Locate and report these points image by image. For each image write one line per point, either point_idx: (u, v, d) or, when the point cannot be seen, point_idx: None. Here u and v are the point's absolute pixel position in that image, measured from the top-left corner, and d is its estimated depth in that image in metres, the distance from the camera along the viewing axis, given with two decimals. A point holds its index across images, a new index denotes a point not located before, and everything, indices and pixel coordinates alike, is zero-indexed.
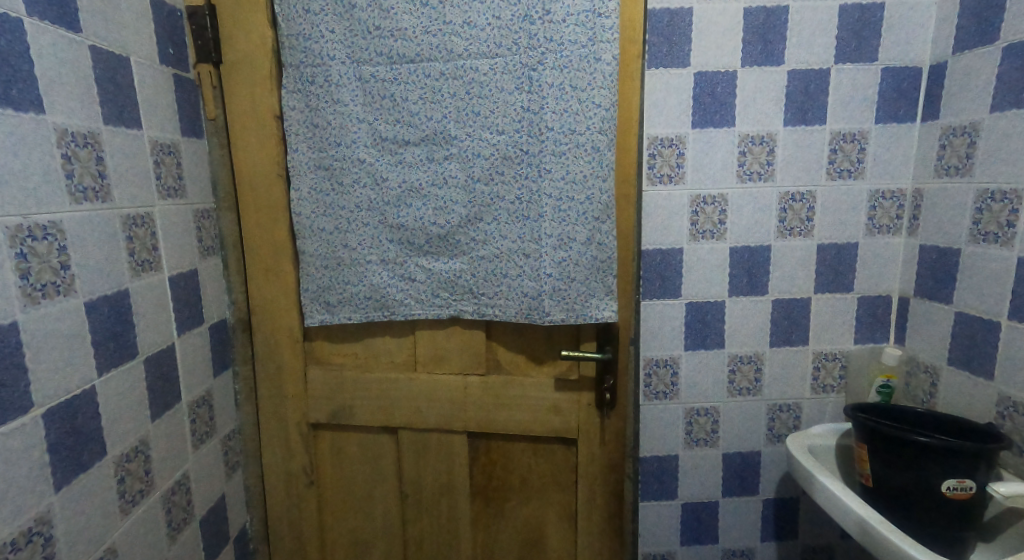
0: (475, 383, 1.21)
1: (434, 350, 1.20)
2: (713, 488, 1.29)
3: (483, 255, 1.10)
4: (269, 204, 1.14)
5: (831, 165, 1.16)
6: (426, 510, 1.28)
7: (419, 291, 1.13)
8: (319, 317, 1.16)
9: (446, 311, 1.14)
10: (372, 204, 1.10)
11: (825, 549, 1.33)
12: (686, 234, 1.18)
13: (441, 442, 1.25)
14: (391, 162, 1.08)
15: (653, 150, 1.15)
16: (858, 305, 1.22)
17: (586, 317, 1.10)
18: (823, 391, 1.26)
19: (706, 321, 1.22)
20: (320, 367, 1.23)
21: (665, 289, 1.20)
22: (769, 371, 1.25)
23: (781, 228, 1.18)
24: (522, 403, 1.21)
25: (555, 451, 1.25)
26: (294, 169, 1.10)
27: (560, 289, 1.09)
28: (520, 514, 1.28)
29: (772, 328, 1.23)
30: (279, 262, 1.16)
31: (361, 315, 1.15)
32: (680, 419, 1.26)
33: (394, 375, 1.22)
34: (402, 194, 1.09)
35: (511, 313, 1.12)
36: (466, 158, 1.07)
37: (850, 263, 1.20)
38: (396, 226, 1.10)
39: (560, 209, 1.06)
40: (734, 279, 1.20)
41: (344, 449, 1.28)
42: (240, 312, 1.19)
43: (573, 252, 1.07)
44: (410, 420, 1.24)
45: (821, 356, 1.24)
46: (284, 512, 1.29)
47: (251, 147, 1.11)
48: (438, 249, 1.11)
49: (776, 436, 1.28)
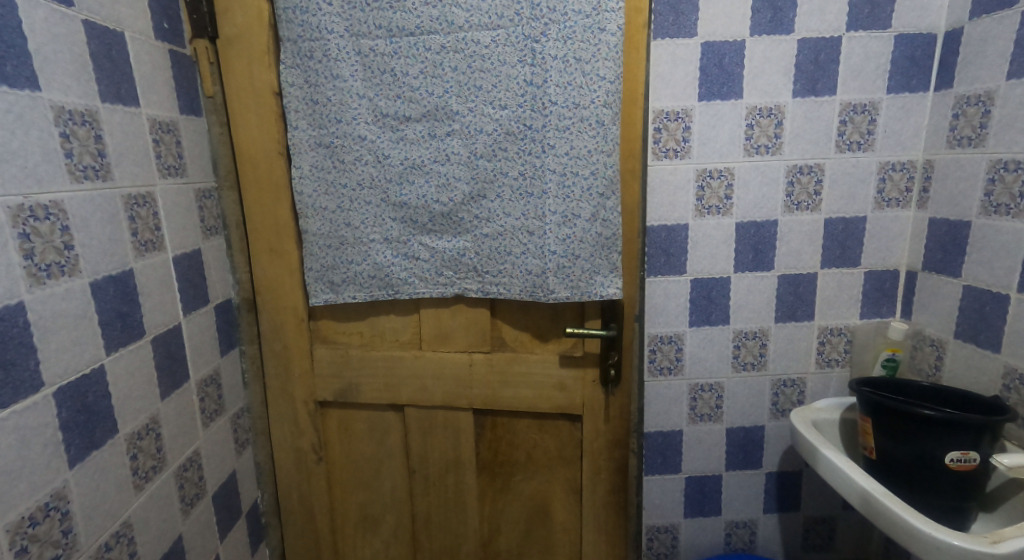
0: (481, 361, 1.21)
1: (439, 329, 1.20)
2: (718, 462, 1.32)
3: (486, 233, 1.09)
4: (271, 183, 1.13)
5: (840, 137, 1.14)
6: (434, 485, 1.30)
7: (423, 270, 1.13)
8: (323, 297, 1.16)
9: (451, 289, 1.14)
10: (374, 181, 1.09)
11: (826, 520, 1.37)
12: (693, 210, 1.17)
13: (448, 418, 1.26)
14: (393, 139, 1.07)
15: (658, 124, 1.13)
16: (865, 280, 1.22)
17: (591, 294, 1.09)
18: (828, 366, 1.27)
19: (711, 298, 1.22)
20: (326, 345, 1.24)
21: (671, 266, 1.20)
22: (774, 346, 1.26)
23: (789, 202, 1.18)
24: (527, 380, 1.21)
25: (560, 426, 1.26)
26: (295, 146, 1.09)
27: (564, 266, 1.08)
28: (526, 488, 1.30)
29: (778, 303, 1.23)
30: (281, 241, 1.16)
31: (365, 294, 1.16)
32: (685, 394, 1.27)
33: (399, 354, 1.22)
34: (405, 172, 1.08)
35: (516, 291, 1.11)
36: (468, 134, 1.06)
37: (857, 237, 1.20)
38: (398, 204, 1.10)
39: (564, 185, 1.05)
40: (740, 255, 1.20)
41: (351, 427, 1.29)
42: (245, 291, 1.19)
43: (578, 229, 1.07)
44: (416, 398, 1.24)
45: (827, 331, 1.25)
46: (295, 487, 1.31)
47: (250, 125, 1.10)
48: (442, 227, 1.10)
49: (781, 411, 1.30)
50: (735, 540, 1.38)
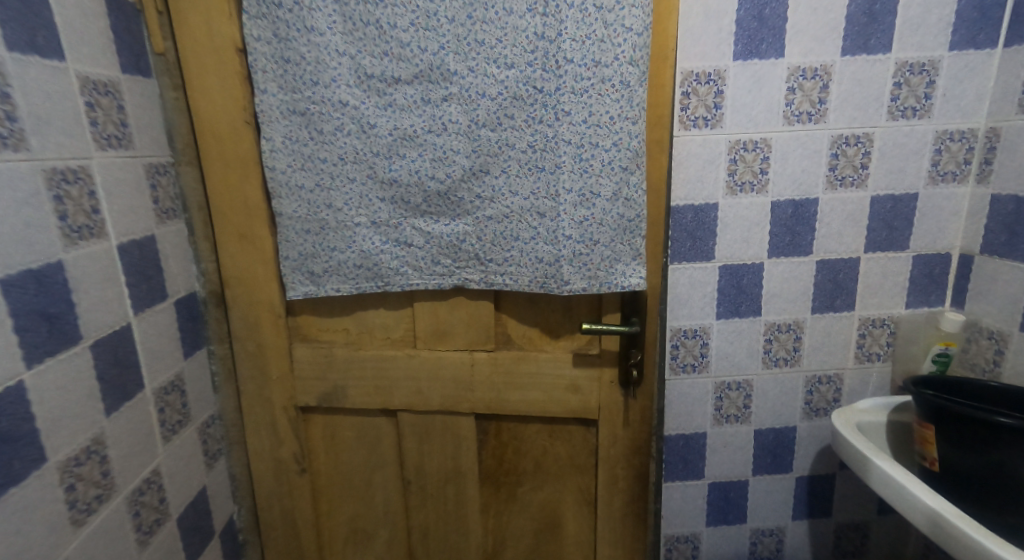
0: (483, 360, 1.06)
1: (436, 324, 1.05)
2: (744, 466, 1.21)
3: (490, 215, 0.95)
4: (237, 157, 0.96)
5: (893, 102, 1.00)
6: (431, 495, 1.17)
7: (417, 258, 0.99)
8: (302, 289, 1.02)
9: (449, 280, 1.00)
10: (359, 155, 0.94)
11: (860, 527, 1.26)
12: (723, 187, 1.04)
13: (446, 424, 1.11)
14: (380, 105, 0.91)
15: (686, 88, 0.99)
16: (913, 265, 1.09)
17: (611, 286, 0.95)
18: (867, 361, 1.15)
19: (741, 287, 1.10)
20: (306, 344, 1.08)
21: (697, 251, 1.07)
22: (809, 340, 1.14)
23: (832, 177, 1.04)
24: (537, 382, 1.06)
25: (572, 433, 1.11)
26: (263, 114, 0.93)
27: (581, 252, 0.93)
28: (534, 499, 1.16)
29: (815, 292, 1.11)
30: (252, 226, 1.00)
31: (350, 286, 1.01)
32: (709, 394, 1.16)
33: (390, 353, 1.07)
34: (394, 144, 0.93)
35: (524, 282, 0.97)
36: (468, 98, 0.90)
37: (906, 217, 1.06)
38: (387, 182, 0.95)
39: (580, 157, 0.90)
40: (775, 237, 1.07)
41: (338, 434, 1.15)
42: (212, 283, 1.04)
43: (596, 210, 0.92)
44: (410, 402, 1.10)
45: (867, 323, 1.13)
46: (275, 501, 1.17)
47: (210, 88, 0.93)
48: (438, 208, 0.96)
49: (814, 410, 1.18)
50: (761, 549, 1.27)
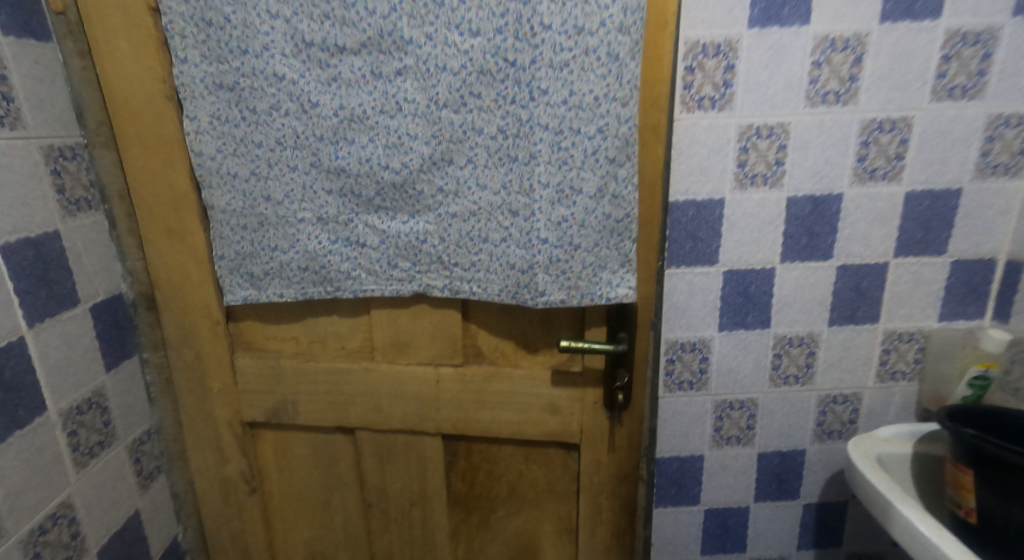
0: (450, 376, 0.93)
1: (396, 334, 0.92)
2: (745, 492, 1.08)
3: (454, 213, 0.81)
4: (159, 139, 0.82)
5: (939, 79, 0.84)
6: (395, 520, 1.05)
7: (371, 260, 0.85)
8: (241, 294, 0.88)
9: (408, 286, 0.86)
10: (299, 139, 0.79)
11: (873, 558, 1.13)
12: (731, 180, 0.88)
13: (410, 444, 0.99)
14: (321, 79, 0.76)
15: (691, 62, 0.83)
16: (951, 272, 0.94)
17: (594, 297, 0.81)
18: (891, 379, 1.01)
19: (748, 295, 0.95)
20: (251, 354, 0.95)
21: (698, 254, 0.92)
22: (824, 356, 1.00)
23: (860, 169, 0.88)
24: (511, 401, 0.93)
25: (551, 456, 0.98)
26: (184, 88, 0.78)
27: (559, 258, 0.79)
28: (510, 526, 1.04)
29: (833, 302, 0.96)
30: (181, 220, 0.86)
31: (295, 291, 0.87)
32: (708, 413, 1.02)
33: (344, 366, 0.94)
34: (340, 126, 0.78)
35: (493, 291, 0.83)
36: (426, 72, 0.75)
37: (946, 217, 0.91)
38: (334, 171, 0.80)
39: (559, 146, 0.75)
40: (790, 239, 0.92)
41: (292, 450, 1.03)
42: (141, 284, 0.90)
43: (577, 208, 0.77)
44: (369, 421, 0.97)
45: (893, 337, 0.99)
46: (224, 522, 1.06)
47: (122, 57, 0.79)
48: (394, 203, 0.82)
49: (827, 433, 1.05)
50: None
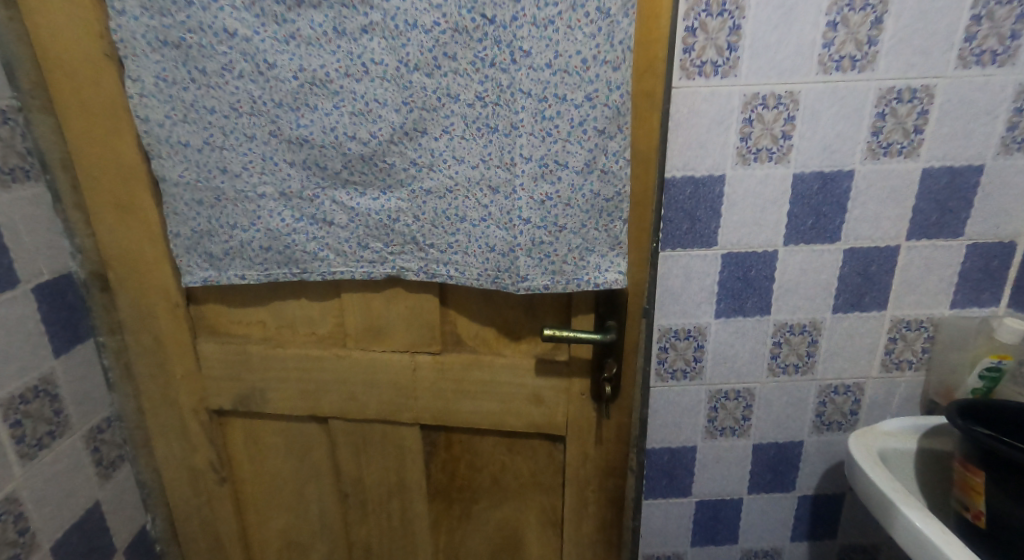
0: (428, 365, 0.87)
1: (368, 319, 0.85)
2: (738, 484, 1.04)
3: (429, 188, 0.73)
4: (100, 103, 0.74)
5: (966, 44, 0.76)
6: (372, 511, 1.00)
7: (339, 239, 0.78)
8: (200, 275, 0.81)
9: (380, 268, 0.79)
10: (255, 105, 0.71)
11: (869, 551, 1.09)
12: (733, 155, 0.81)
13: (387, 434, 0.94)
14: (278, 36, 0.68)
15: (692, 22, 0.75)
16: (966, 256, 0.88)
17: (581, 283, 0.74)
18: (896, 369, 0.96)
19: (747, 279, 0.89)
20: (215, 339, 0.89)
21: (695, 235, 0.86)
22: (827, 344, 0.94)
23: (874, 143, 0.81)
24: (492, 391, 0.87)
25: (536, 448, 0.93)
26: (125, 45, 0.70)
27: (542, 240, 0.72)
28: (492, 518, 0.99)
29: (838, 288, 0.90)
30: (131, 193, 0.79)
31: (258, 272, 0.80)
32: (702, 403, 0.97)
33: (314, 352, 0.88)
34: (301, 90, 0.70)
35: (472, 274, 0.76)
36: (394, 30, 0.67)
37: (964, 197, 0.84)
38: (295, 141, 0.73)
39: (543, 114, 0.67)
40: (795, 220, 0.85)
41: (262, 439, 0.97)
42: (92, 263, 0.83)
43: (563, 185, 0.70)
44: (343, 410, 0.92)
45: (901, 325, 0.93)
46: (194, 512, 1.01)
47: (53, 8, 0.70)
48: (362, 177, 0.74)
49: (826, 424, 1.00)
50: None
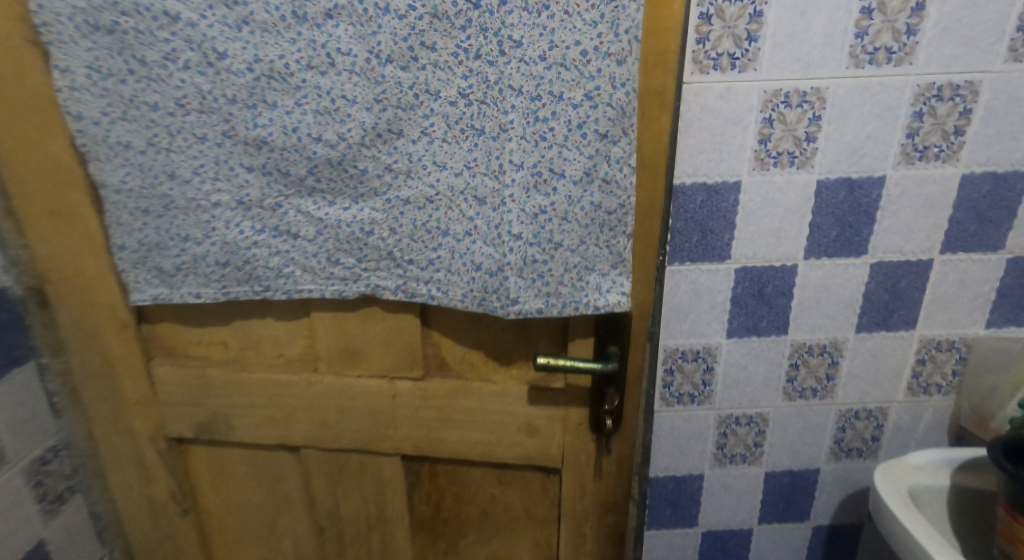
0: (408, 391, 0.78)
1: (342, 341, 0.76)
2: (748, 513, 0.96)
3: (406, 198, 0.64)
4: (26, 96, 0.65)
5: (1018, 34, 0.67)
6: (350, 545, 0.91)
7: (306, 254, 0.69)
8: (150, 292, 0.72)
9: (352, 287, 0.70)
10: (205, 101, 0.62)
11: None
12: (750, 159, 0.72)
13: (365, 464, 0.85)
14: (228, 21, 0.59)
15: (707, 8, 0.66)
16: (1005, 271, 0.79)
17: (579, 306, 0.66)
18: (923, 393, 0.87)
19: (763, 296, 0.80)
20: (172, 361, 0.80)
21: (706, 248, 0.77)
22: (848, 366, 0.85)
23: (909, 146, 0.72)
24: (480, 420, 0.79)
25: (529, 480, 0.84)
26: (49, 29, 0.60)
27: (535, 259, 0.63)
28: (481, 553, 0.91)
29: (863, 305, 0.81)
30: (68, 199, 0.69)
31: (215, 290, 0.71)
32: (711, 429, 0.89)
33: (283, 377, 0.79)
34: (257, 84, 0.61)
35: (456, 295, 0.67)
36: (363, 14, 0.57)
37: (1006, 206, 0.75)
38: (252, 143, 0.63)
39: (536, 114, 0.58)
40: (817, 231, 0.77)
41: (229, 468, 0.88)
42: (27, 277, 0.74)
43: (559, 196, 0.61)
44: (316, 438, 0.83)
45: (930, 345, 0.84)
46: (154, 547, 0.91)
47: None
48: (330, 185, 0.65)
49: (844, 451, 0.91)
50: None
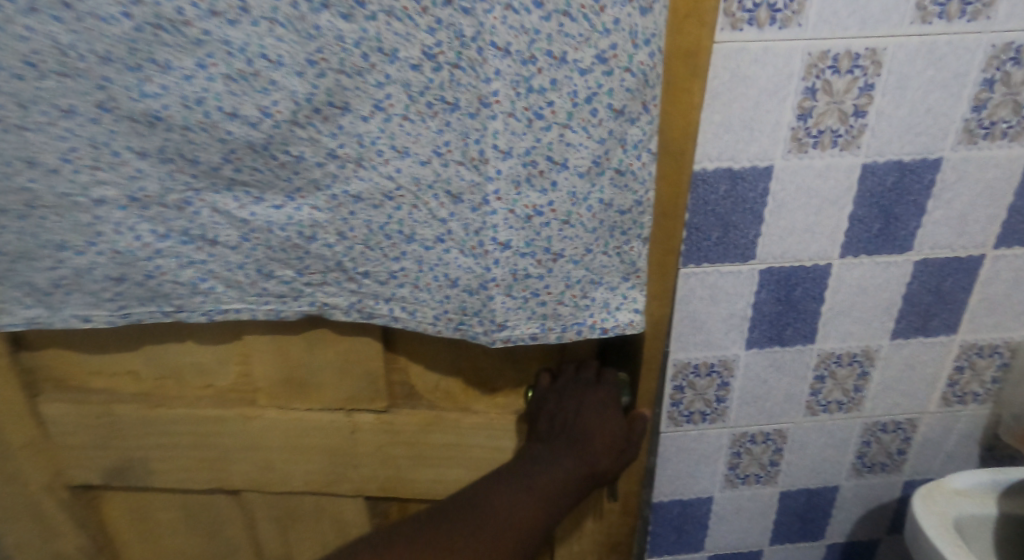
0: (370, 426, 0.64)
1: (284, 371, 0.61)
2: (759, 535, 0.86)
3: (357, 195, 0.49)
4: None
5: None
6: None
7: (229, 265, 0.53)
8: (22, 314, 0.55)
9: (293, 307, 0.55)
10: (64, 57, 0.42)
11: None
12: (786, 139, 0.59)
13: (321, 507, 0.71)
14: None
15: None
16: None
17: (579, 328, 0.54)
18: (958, 403, 0.77)
19: (791, 301, 0.68)
20: (67, 397, 0.64)
21: (726, 247, 0.64)
22: (880, 376, 0.74)
23: (974, 122, 0.59)
24: (458, 456, 0.66)
25: None
26: None
27: (528, 273, 0.50)
28: None
29: (902, 309, 0.70)
30: None
31: (113, 310, 0.56)
32: (722, 449, 0.77)
33: (211, 414, 0.64)
34: (139, 35, 0.41)
35: (427, 316, 0.54)
36: None
37: None
38: (143, 120, 0.45)
39: (530, 84, 0.43)
40: (858, 225, 0.64)
41: (155, 513, 0.74)
42: None
43: (559, 194, 0.47)
44: (258, 482, 0.68)
45: (971, 351, 0.74)
46: None
47: None
48: (257, 177, 0.48)
49: (867, 467, 0.82)
50: None
